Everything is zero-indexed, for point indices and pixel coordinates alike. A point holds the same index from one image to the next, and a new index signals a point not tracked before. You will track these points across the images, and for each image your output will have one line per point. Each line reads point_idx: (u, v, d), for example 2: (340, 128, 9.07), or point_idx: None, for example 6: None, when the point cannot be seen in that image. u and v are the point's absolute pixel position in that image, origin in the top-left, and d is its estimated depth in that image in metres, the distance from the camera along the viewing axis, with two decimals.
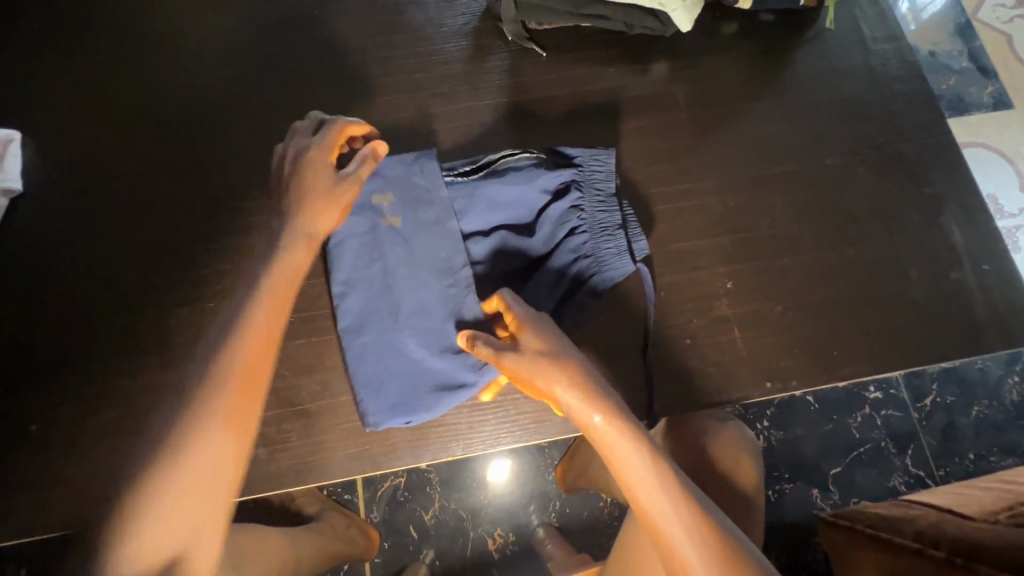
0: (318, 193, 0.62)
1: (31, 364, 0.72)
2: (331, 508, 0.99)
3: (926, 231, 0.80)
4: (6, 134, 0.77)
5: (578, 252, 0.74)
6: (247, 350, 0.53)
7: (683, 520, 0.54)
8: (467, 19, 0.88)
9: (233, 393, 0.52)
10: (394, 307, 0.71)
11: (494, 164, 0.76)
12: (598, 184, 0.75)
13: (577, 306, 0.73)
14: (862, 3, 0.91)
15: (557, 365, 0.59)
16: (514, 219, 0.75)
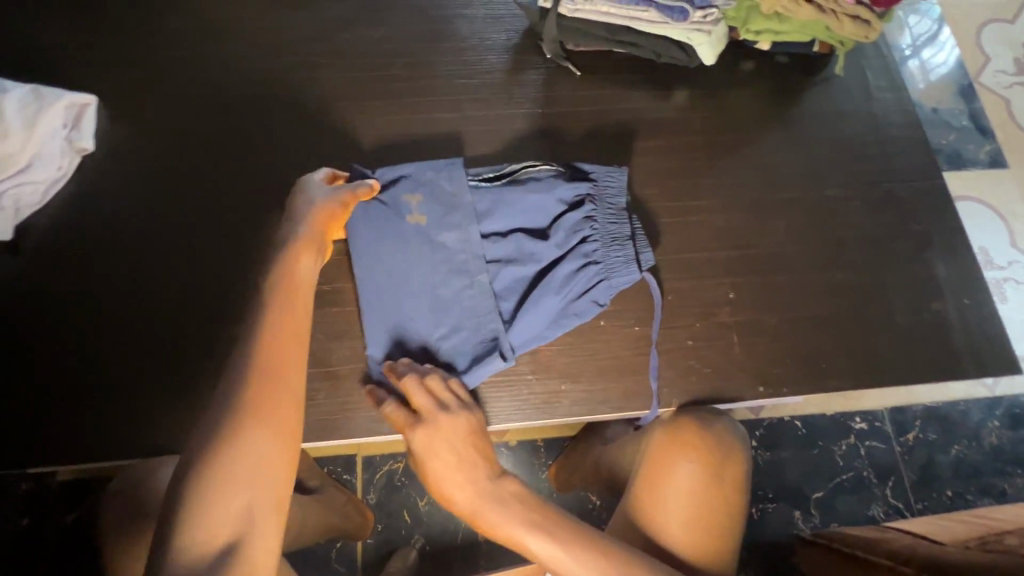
0: (313, 207, 0.73)
1: (91, 306, 0.78)
2: (332, 484, 1.10)
3: (914, 264, 0.87)
4: (85, 97, 0.82)
5: (588, 258, 0.79)
6: (279, 314, 0.64)
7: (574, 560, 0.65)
8: (510, 35, 0.96)
9: (274, 346, 0.62)
10: (414, 297, 0.77)
11: (515, 174, 0.83)
12: (610, 199, 0.82)
13: (586, 306, 0.78)
14: (871, 53, 0.99)
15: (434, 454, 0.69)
16: (530, 223, 0.82)
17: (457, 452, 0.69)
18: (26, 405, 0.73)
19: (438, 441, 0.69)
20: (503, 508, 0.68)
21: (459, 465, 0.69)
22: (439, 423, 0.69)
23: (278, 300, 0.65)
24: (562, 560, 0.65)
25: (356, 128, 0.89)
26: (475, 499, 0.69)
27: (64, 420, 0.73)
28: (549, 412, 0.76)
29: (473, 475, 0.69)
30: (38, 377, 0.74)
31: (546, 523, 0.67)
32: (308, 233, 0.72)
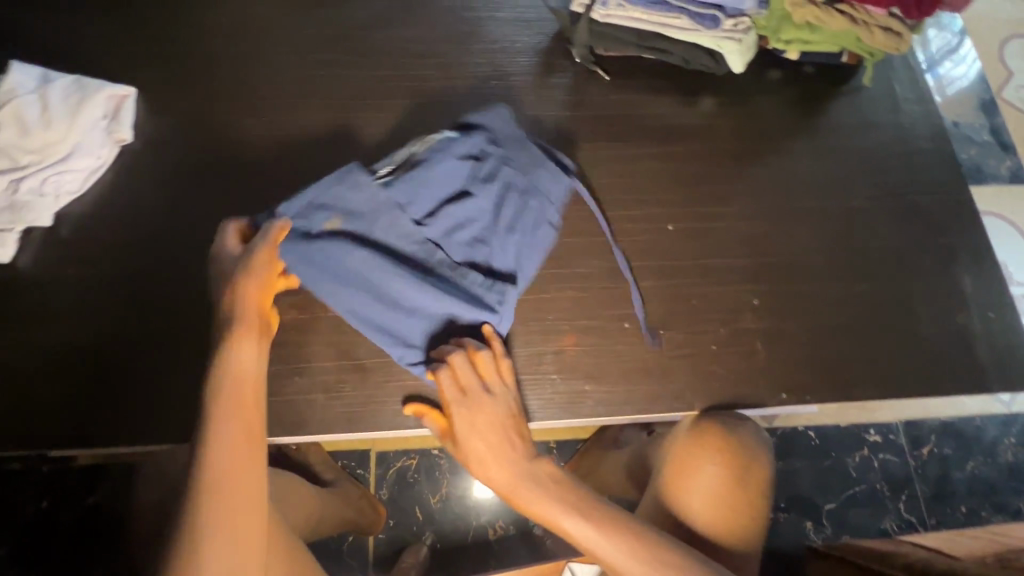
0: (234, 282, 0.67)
1: (126, 292, 0.79)
2: (346, 478, 1.11)
3: (939, 276, 0.87)
4: (125, 89, 0.84)
5: (520, 191, 0.81)
6: (230, 420, 0.61)
7: (614, 546, 0.65)
8: (540, 38, 0.97)
9: (229, 461, 0.60)
10: (387, 301, 0.74)
11: (414, 154, 0.80)
12: (507, 132, 0.84)
13: (543, 233, 0.81)
14: (898, 66, 1.00)
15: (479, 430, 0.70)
16: (450, 191, 0.79)
17: (501, 431, 0.70)
18: (64, 389, 0.75)
19: (482, 416, 0.70)
20: (544, 488, 0.69)
21: (500, 444, 0.70)
22: (484, 399, 0.71)
23: (223, 408, 0.62)
24: (604, 543, 0.65)
25: (386, 126, 0.91)
26: (515, 479, 0.69)
27: (100, 404, 0.75)
28: (573, 411, 0.77)
29: (513, 454, 0.70)
30: (76, 362, 0.76)
31: (584, 505, 0.68)
32: (245, 314, 0.67)
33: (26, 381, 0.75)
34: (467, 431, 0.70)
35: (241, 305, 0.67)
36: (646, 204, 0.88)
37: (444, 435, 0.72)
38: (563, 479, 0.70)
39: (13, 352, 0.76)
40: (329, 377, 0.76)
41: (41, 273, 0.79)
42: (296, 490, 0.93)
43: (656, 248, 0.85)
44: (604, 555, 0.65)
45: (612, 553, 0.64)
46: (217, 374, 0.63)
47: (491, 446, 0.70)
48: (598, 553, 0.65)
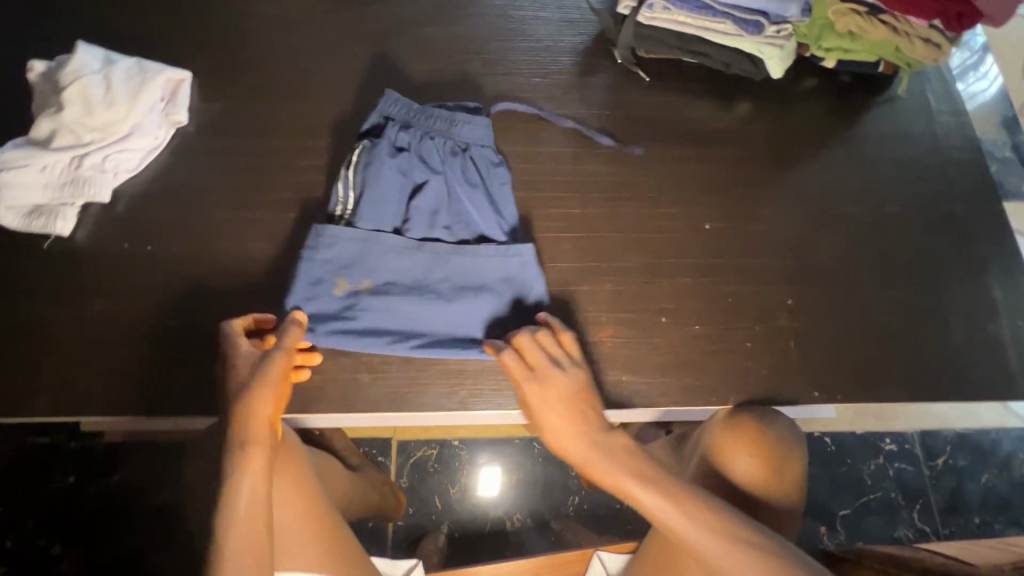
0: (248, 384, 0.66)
1: (176, 267, 0.81)
2: (370, 464, 1.10)
3: (969, 285, 0.88)
4: (181, 73, 0.86)
5: (455, 152, 0.85)
6: (241, 542, 0.60)
7: (697, 525, 0.61)
8: (583, 39, 1.00)
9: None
10: (413, 308, 0.78)
11: (350, 180, 0.82)
12: (411, 112, 0.85)
13: (500, 175, 0.86)
14: (932, 78, 1.01)
15: (554, 400, 0.70)
16: (407, 193, 0.83)
17: (573, 405, 0.70)
18: (113, 358, 0.76)
19: (553, 392, 0.70)
20: (619, 459, 0.67)
21: (574, 415, 0.69)
22: (555, 372, 0.71)
23: (235, 525, 0.60)
24: (685, 522, 0.62)
25: None
26: (593, 452, 0.67)
27: (151, 376, 0.76)
28: (610, 401, 0.78)
29: (587, 425, 0.69)
30: (128, 333, 0.77)
31: (660, 479, 0.65)
32: (256, 424, 0.64)
33: (79, 351, 0.76)
34: (542, 404, 0.70)
35: (251, 415, 0.64)
36: (683, 203, 0.90)
37: (521, 407, 0.73)
38: (640, 455, 0.68)
39: (66, 320, 0.77)
40: (375, 358, 0.78)
41: (95, 246, 0.81)
42: (332, 469, 0.90)
43: (694, 247, 0.87)
44: (681, 530, 0.62)
45: (695, 533, 0.61)
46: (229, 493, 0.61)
47: (564, 415, 0.69)
48: (678, 531, 0.62)
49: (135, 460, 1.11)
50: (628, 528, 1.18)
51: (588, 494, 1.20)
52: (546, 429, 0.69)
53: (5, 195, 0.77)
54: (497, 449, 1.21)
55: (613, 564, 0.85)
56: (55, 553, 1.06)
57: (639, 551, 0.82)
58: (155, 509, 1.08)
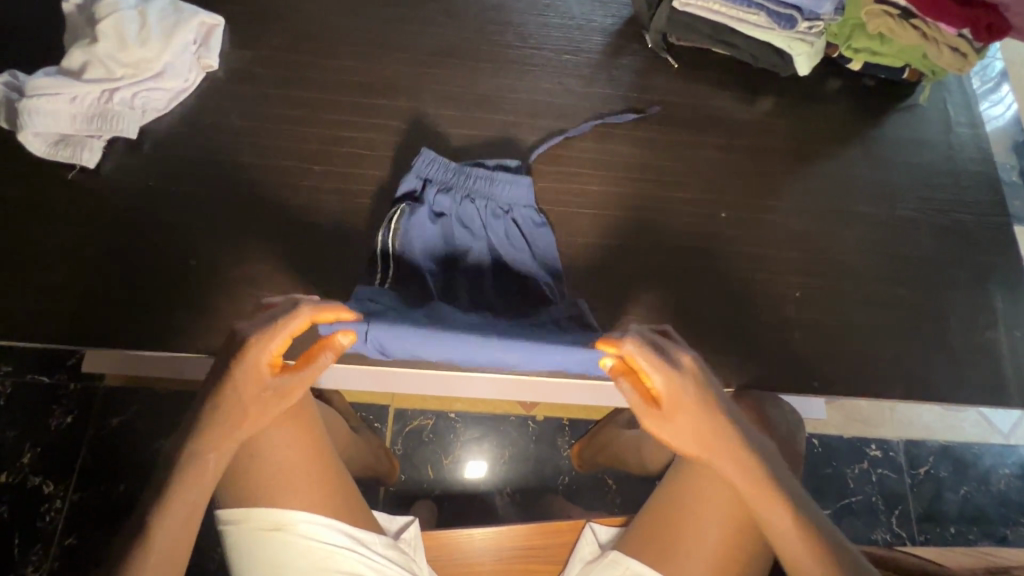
0: (256, 401, 0.61)
1: (198, 210, 0.82)
2: (367, 427, 1.09)
3: (972, 291, 0.91)
4: (215, 17, 0.86)
5: (499, 217, 0.83)
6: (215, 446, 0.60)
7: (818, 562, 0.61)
8: (615, 21, 1.00)
9: (194, 474, 0.59)
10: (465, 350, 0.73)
11: (387, 250, 0.79)
12: (450, 176, 0.83)
13: (544, 235, 0.84)
14: (953, 88, 1.03)
15: (699, 403, 0.61)
16: (448, 258, 0.81)
17: (709, 411, 0.62)
18: (130, 293, 0.77)
19: (693, 399, 0.62)
20: (750, 469, 0.62)
21: (715, 425, 0.62)
22: (692, 371, 0.62)
23: (213, 438, 0.60)
24: (804, 553, 0.61)
25: (457, 86, 0.93)
26: (732, 459, 0.62)
27: (170, 312, 0.77)
28: None
29: (727, 434, 0.62)
30: (150, 269, 0.78)
31: (780, 493, 0.62)
32: (241, 389, 0.60)
33: (99, 282, 0.77)
34: (675, 412, 0.62)
35: (254, 358, 0.60)
36: (701, 191, 0.91)
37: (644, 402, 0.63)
38: (762, 466, 0.63)
39: (88, 250, 0.78)
40: None
41: (120, 180, 0.81)
42: (337, 423, 0.90)
43: (710, 235, 0.89)
44: (798, 562, 0.62)
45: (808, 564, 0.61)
46: (208, 411, 0.60)
47: (709, 421, 0.62)
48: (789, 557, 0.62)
49: (141, 404, 1.11)
50: (615, 510, 1.20)
51: (578, 473, 1.22)
52: (676, 435, 0.63)
53: (32, 122, 0.76)
54: (491, 424, 1.23)
55: (604, 535, 0.85)
56: (48, 491, 1.05)
57: (630, 524, 0.82)
58: (154, 455, 1.09)
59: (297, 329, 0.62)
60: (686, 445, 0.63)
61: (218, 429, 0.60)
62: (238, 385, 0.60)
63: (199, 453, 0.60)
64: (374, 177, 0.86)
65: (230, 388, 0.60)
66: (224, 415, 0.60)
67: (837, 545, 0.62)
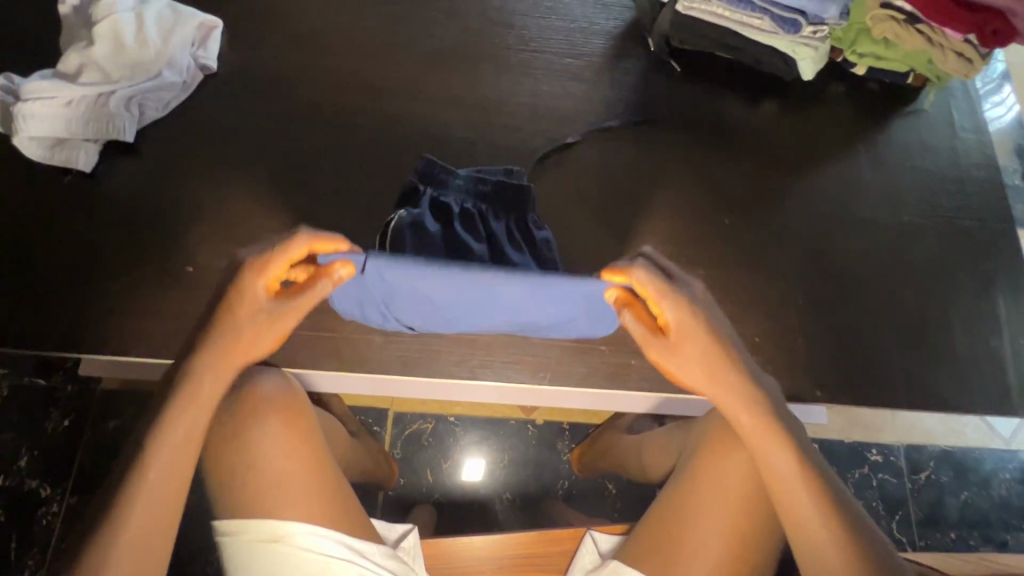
0: (257, 323, 0.62)
1: (196, 214, 0.81)
2: (365, 431, 1.08)
3: (977, 298, 0.90)
4: (212, 20, 0.86)
5: (501, 225, 0.79)
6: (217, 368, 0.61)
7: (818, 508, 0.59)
8: (617, 23, 0.98)
9: (195, 398, 0.60)
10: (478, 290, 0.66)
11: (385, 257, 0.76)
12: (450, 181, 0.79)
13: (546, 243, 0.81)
14: (958, 93, 1.02)
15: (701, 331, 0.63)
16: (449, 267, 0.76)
17: (711, 342, 0.64)
18: (127, 299, 0.76)
19: (696, 325, 0.64)
20: (756, 406, 0.63)
21: (716, 355, 0.64)
22: (695, 303, 0.64)
23: (212, 359, 0.61)
24: (806, 498, 0.60)
25: (458, 89, 0.92)
26: (736, 398, 0.63)
27: (167, 319, 0.76)
28: (616, 382, 0.81)
29: (728, 366, 0.64)
30: (146, 274, 0.77)
31: (787, 436, 0.62)
32: (242, 310, 0.61)
33: (97, 287, 0.76)
34: (681, 342, 0.64)
35: (257, 277, 0.61)
36: (704, 196, 0.90)
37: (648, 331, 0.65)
38: (766, 404, 0.63)
39: (85, 255, 0.77)
40: None
41: (116, 184, 0.81)
42: (335, 429, 0.89)
43: (712, 241, 0.88)
44: (802, 511, 0.59)
45: (807, 509, 0.60)
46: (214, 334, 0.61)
47: (710, 349, 0.64)
48: (795, 504, 0.60)
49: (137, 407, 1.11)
50: (615, 515, 1.19)
51: (578, 477, 1.21)
52: (682, 365, 0.65)
53: (26, 126, 0.74)
54: (490, 428, 1.22)
55: (604, 543, 0.84)
56: (45, 494, 1.03)
57: (631, 533, 0.81)
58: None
59: (295, 252, 0.60)
60: (693, 376, 0.64)
61: (219, 351, 0.61)
62: (239, 305, 0.61)
63: (197, 374, 0.60)
64: (374, 183, 0.86)
65: (232, 309, 0.61)
66: (213, 366, 0.61)
67: (840, 499, 0.60)
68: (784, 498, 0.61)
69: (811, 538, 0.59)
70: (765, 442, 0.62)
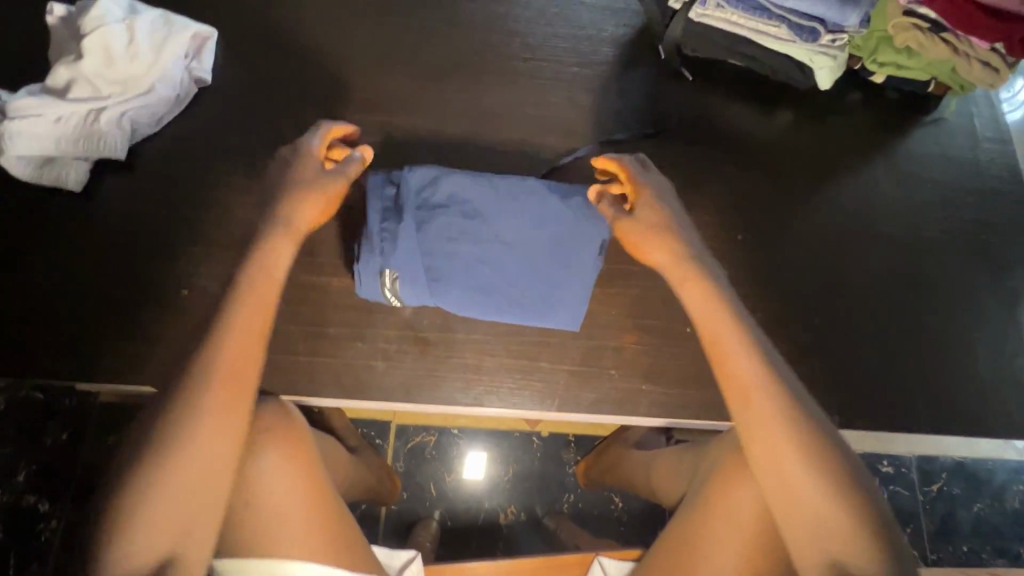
0: (302, 198, 0.67)
1: (190, 235, 0.78)
2: (366, 445, 1.04)
3: (1000, 317, 0.87)
4: (207, 30, 0.82)
5: None
6: (259, 288, 0.62)
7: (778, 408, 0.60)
8: (626, 31, 0.95)
9: (247, 322, 0.60)
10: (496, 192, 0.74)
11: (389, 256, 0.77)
12: None
13: None
14: (980, 101, 0.98)
15: (667, 223, 0.71)
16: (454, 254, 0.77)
17: (666, 230, 0.71)
18: (123, 322, 0.74)
19: (661, 211, 0.72)
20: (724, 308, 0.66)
21: (674, 243, 0.70)
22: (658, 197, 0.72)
23: (253, 285, 0.62)
24: (770, 397, 0.61)
25: (461, 100, 0.89)
26: (700, 300, 0.67)
27: (161, 346, 0.73)
28: (625, 408, 0.78)
29: (681, 268, 0.69)
30: (141, 298, 0.75)
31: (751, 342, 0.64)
32: (295, 181, 0.68)
33: (92, 313, 0.74)
34: (652, 220, 0.71)
35: (306, 153, 0.69)
36: (717, 211, 0.87)
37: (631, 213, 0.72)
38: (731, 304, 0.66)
39: (79, 278, 0.75)
40: (390, 346, 0.76)
41: (107, 206, 0.78)
42: (333, 451, 0.87)
43: (725, 260, 0.85)
44: (768, 409, 0.60)
45: (770, 411, 0.61)
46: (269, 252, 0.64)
47: (670, 240, 0.70)
48: (755, 396, 0.61)
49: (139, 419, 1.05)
50: (621, 530, 1.17)
51: (584, 491, 1.19)
52: (654, 250, 0.71)
53: (14, 145, 0.72)
54: (494, 441, 1.20)
55: (612, 569, 0.83)
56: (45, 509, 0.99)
57: (643, 561, 0.79)
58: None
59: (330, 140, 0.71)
60: (664, 261, 0.71)
61: (263, 271, 0.63)
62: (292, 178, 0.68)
63: (243, 287, 0.62)
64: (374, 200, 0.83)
65: (288, 190, 0.67)
66: (241, 322, 0.60)
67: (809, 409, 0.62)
68: (750, 402, 0.61)
69: (773, 447, 0.60)
70: (724, 337, 0.64)
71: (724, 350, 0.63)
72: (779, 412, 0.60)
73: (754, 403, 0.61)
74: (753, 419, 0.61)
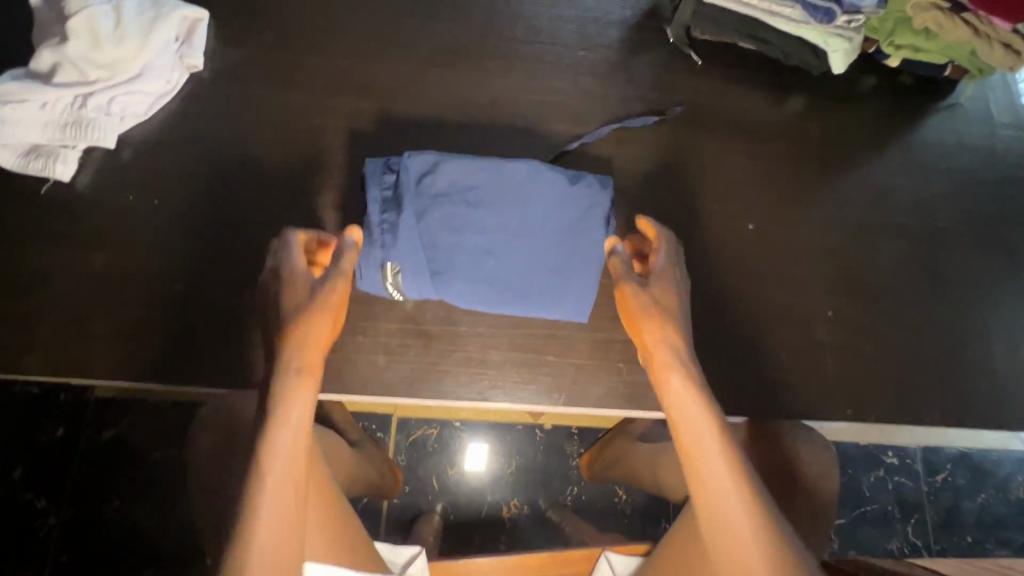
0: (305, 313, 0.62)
1: (186, 226, 0.75)
2: (368, 439, 1.02)
3: (1015, 308, 0.85)
4: (198, 12, 0.78)
5: None
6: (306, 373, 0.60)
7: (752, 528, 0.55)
8: (633, 13, 0.92)
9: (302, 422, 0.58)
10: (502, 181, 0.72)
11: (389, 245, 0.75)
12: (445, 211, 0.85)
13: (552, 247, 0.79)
14: (996, 86, 0.95)
15: (669, 312, 0.66)
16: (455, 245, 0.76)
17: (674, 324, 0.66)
18: (116, 317, 0.71)
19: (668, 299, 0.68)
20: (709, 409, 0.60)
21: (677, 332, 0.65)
22: (665, 286, 0.69)
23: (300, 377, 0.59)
24: (741, 514, 0.56)
25: (463, 85, 0.86)
26: (684, 392, 0.61)
27: (158, 342, 0.71)
28: (633, 402, 0.76)
29: (678, 361, 0.63)
30: (135, 293, 0.72)
31: (730, 447, 0.58)
32: (295, 300, 0.63)
33: (82, 308, 0.71)
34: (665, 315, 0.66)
35: (296, 271, 0.65)
36: (727, 200, 0.85)
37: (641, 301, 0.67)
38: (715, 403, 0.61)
39: (68, 273, 0.72)
40: (392, 340, 0.74)
41: (97, 196, 0.75)
42: (333, 447, 0.85)
43: (734, 250, 0.83)
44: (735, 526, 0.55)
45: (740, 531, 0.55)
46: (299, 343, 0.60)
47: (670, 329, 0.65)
48: (725, 509, 0.56)
49: (146, 411, 1.04)
50: (625, 523, 1.16)
51: (587, 484, 1.18)
52: (655, 333, 0.65)
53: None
54: (496, 434, 1.18)
55: (620, 566, 0.82)
56: (42, 506, 0.98)
57: (649, 559, 0.78)
58: (166, 465, 1.02)
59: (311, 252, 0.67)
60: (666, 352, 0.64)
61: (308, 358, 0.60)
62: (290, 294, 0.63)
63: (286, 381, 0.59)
64: None
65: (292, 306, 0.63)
66: (292, 424, 0.57)
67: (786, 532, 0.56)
68: (718, 518, 0.56)
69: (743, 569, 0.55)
70: (698, 438, 0.59)
71: (696, 454, 0.58)
72: (758, 535, 0.55)
73: (725, 519, 0.56)
74: (726, 541, 0.56)
